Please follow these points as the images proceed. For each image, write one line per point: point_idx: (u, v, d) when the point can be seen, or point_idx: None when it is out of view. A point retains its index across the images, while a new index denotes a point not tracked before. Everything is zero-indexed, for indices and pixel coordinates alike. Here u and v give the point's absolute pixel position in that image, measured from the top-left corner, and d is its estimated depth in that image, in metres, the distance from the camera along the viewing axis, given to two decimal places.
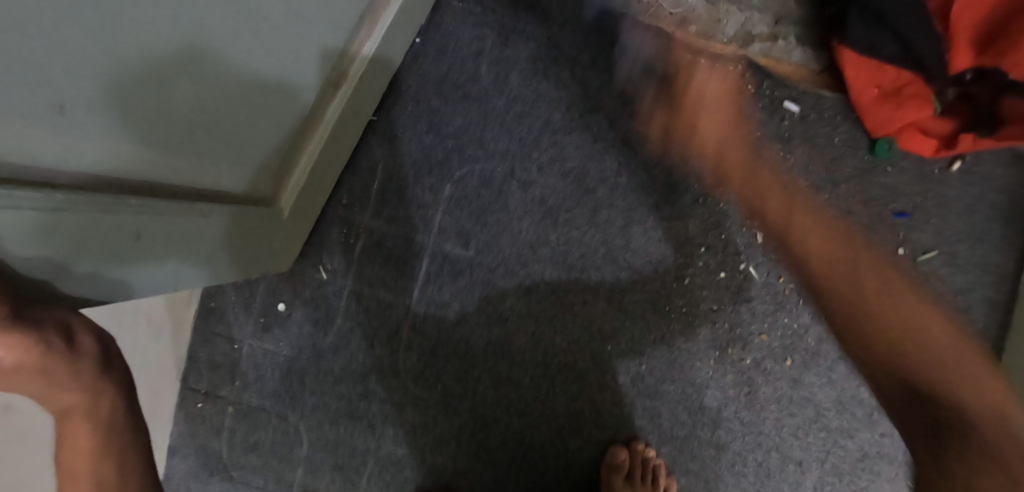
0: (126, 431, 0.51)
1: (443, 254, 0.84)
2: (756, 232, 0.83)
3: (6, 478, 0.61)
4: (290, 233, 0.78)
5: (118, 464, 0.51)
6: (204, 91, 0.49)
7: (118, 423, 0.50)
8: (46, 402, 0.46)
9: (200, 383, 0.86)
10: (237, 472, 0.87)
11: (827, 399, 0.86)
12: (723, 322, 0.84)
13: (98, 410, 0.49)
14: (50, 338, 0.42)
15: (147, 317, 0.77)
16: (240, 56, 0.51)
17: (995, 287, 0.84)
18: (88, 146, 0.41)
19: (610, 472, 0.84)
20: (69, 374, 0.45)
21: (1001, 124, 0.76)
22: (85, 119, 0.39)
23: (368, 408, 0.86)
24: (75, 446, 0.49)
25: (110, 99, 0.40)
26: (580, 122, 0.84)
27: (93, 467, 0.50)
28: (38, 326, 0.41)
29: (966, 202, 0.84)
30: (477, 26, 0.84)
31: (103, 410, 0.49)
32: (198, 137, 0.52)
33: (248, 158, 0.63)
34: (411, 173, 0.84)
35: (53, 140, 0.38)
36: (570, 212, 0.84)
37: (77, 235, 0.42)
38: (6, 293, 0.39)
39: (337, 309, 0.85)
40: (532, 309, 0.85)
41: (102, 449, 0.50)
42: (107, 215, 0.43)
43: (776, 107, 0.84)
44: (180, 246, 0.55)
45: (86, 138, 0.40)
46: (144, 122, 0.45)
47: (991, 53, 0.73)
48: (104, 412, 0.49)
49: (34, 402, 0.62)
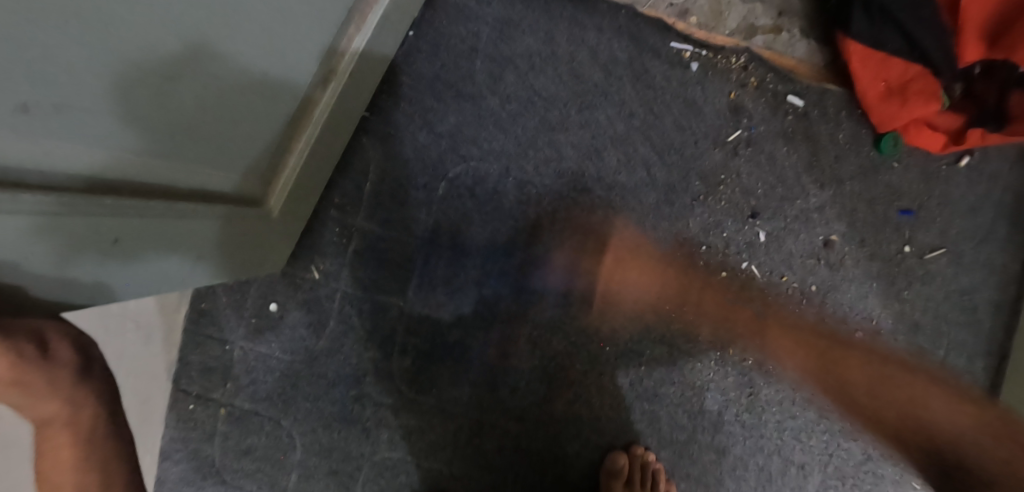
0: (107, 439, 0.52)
1: (437, 256, 0.82)
2: (758, 231, 0.82)
3: None
4: (281, 233, 0.76)
5: (101, 471, 0.52)
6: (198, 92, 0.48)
7: (100, 432, 0.51)
8: (25, 415, 0.46)
9: (191, 388, 0.84)
10: (230, 477, 0.85)
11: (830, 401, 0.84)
12: (724, 323, 0.83)
13: (80, 419, 0.49)
14: (24, 350, 0.42)
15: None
16: (235, 56, 0.50)
17: (1000, 287, 0.83)
18: (76, 151, 0.40)
19: (610, 477, 0.82)
20: (49, 385, 0.45)
21: (1009, 120, 0.74)
22: (73, 123, 0.38)
23: (362, 412, 0.84)
24: (56, 457, 0.49)
25: (100, 102, 0.39)
26: (577, 120, 0.82)
27: (77, 476, 0.50)
28: (12, 340, 0.40)
29: (972, 200, 0.82)
30: (471, 22, 0.83)
31: (85, 419, 0.50)
32: (189, 138, 0.51)
33: (239, 158, 0.62)
34: (405, 173, 0.83)
35: (40, 145, 0.37)
36: (567, 211, 0.82)
37: (73, 242, 0.41)
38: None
39: (330, 312, 0.83)
40: (529, 311, 0.83)
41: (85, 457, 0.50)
42: (102, 222, 0.42)
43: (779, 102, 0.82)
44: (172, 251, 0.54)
45: (74, 142, 0.39)
46: (135, 125, 0.43)
47: (999, 47, 0.72)
48: (86, 421, 0.50)
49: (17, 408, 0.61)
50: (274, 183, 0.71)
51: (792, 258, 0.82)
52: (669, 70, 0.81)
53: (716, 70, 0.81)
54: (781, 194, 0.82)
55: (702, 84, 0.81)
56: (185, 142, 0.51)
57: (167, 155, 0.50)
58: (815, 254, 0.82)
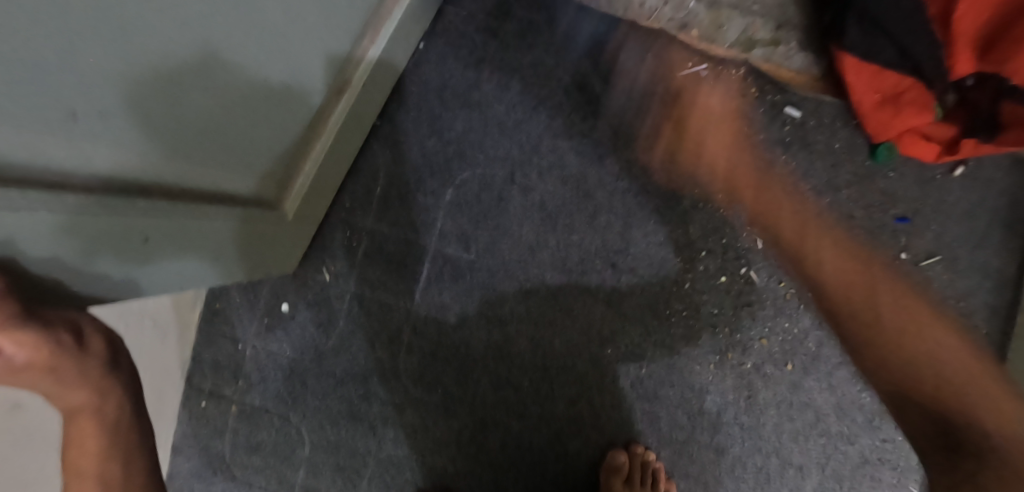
0: (129, 432, 0.52)
1: (444, 257, 0.84)
2: (755, 236, 0.84)
3: (11, 479, 0.62)
4: (295, 235, 0.78)
5: (122, 462, 0.51)
6: (210, 100, 0.50)
7: (123, 424, 0.51)
8: (55, 404, 0.46)
9: (205, 384, 0.87)
10: (240, 472, 0.88)
11: (828, 405, 0.86)
12: (722, 326, 0.85)
13: (106, 412, 0.49)
14: (62, 337, 0.43)
15: (152, 317, 0.77)
16: (244, 66, 0.52)
17: (998, 294, 0.84)
18: (98, 152, 0.42)
19: (609, 475, 0.84)
20: (77, 373, 0.45)
21: (1001, 129, 0.76)
22: (96, 127, 0.40)
23: (368, 410, 0.87)
24: (81, 450, 0.49)
25: (121, 107, 0.41)
26: (580, 128, 0.84)
27: (99, 471, 0.50)
28: (47, 325, 0.42)
29: (965, 208, 0.84)
30: (478, 33, 0.85)
31: (111, 412, 0.49)
32: (206, 143, 0.54)
33: (255, 163, 0.65)
34: (412, 177, 0.84)
35: (64, 146, 0.39)
36: (569, 216, 0.84)
37: (89, 238, 0.43)
38: (17, 294, 0.39)
39: (338, 312, 0.85)
40: (532, 313, 0.85)
41: (108, 449, 0.50)
42: (113, 219, 0.44)
43: (778, 112, 0.84)
44: (188, 252, 0.57)
45: (98, 144, 0.42)
46: (154, 129, 0.46)
47: (991, 60, 0.74)
48: (112, 414, 0.49)
49: (42, 402, 0.62)
50: (289, 186, 0.74)
51: (790, 262, 0.84)
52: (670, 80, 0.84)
53: (716, 81, 0.84)
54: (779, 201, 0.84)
55: (702, 94, 0.84)
56: (200, 148, 0.53)
57: (184, 160, 0.53)
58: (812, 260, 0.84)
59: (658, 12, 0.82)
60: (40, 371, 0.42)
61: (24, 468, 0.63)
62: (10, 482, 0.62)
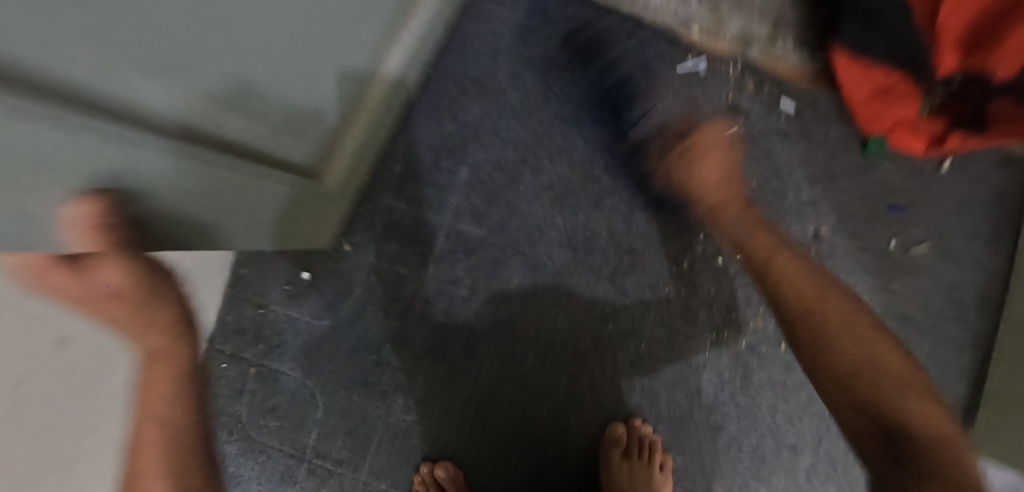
0: (192, 383, 0.64)
1: (456, 234, 0.89)
2: (752, 221, 0.89)
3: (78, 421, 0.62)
4: (332, 211, 0.85)
5: (180, 405, 0.63)
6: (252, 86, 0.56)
7: (187, 368, 0.63)
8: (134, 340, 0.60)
9: (227, 346, 0.92)
10: (255, 433, 0.92)
11: None
12: (720, 307, 0.89)
13: (176, 352, 0.62)
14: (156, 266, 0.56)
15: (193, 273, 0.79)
16: (260, 54, 0.55)
17: (986, 283, 0.88)
18: (187, 109, 0.49)
19: (610, 446, 0.87)
20: (154, 305, 0.58)
21: (984, 125, 0.81)
22: (187, 85, 0.47)
23: (380, 377, 0.91)
24: (154, 391, 0.62)
25: (205, 68, 0.48)
26: (588, 115, 0.90)
27: (166, 411, 0.62)
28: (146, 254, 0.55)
29: (958, 200, 0.87)
30: (494, 24, 0.90)
31: (178, 354, 0.62)
32: (268, 111, 0.61)
33: (306, 137, 0.72)
34: (429, 157, 0.90)
35: (165, 98, 0.46)
36: (576, 197, 0.89)
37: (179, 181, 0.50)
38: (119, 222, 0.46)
39: (356, 281, 0.90)
40: (537, 288, 0.89)
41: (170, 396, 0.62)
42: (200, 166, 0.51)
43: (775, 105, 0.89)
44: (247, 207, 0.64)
45: (187, 102, 0.48)
46: (228, 91, 0.53)
47: (976, 58, 0.78)
48: (178, 357, 0.62)
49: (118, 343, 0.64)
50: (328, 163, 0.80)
51: None
52: (673, 74, 0.90)
53: (716, 74, 0.89)
54: (775, 188, 0.89)
55: (703, 86, 0.89)
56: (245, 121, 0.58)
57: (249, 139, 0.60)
58: (807, 245, 0.89)
59: (662, 10, 0.89)
60: (120, 299, 0.54)
61: (77, 408, 0.61)
62: (67, 419, 0.61)
